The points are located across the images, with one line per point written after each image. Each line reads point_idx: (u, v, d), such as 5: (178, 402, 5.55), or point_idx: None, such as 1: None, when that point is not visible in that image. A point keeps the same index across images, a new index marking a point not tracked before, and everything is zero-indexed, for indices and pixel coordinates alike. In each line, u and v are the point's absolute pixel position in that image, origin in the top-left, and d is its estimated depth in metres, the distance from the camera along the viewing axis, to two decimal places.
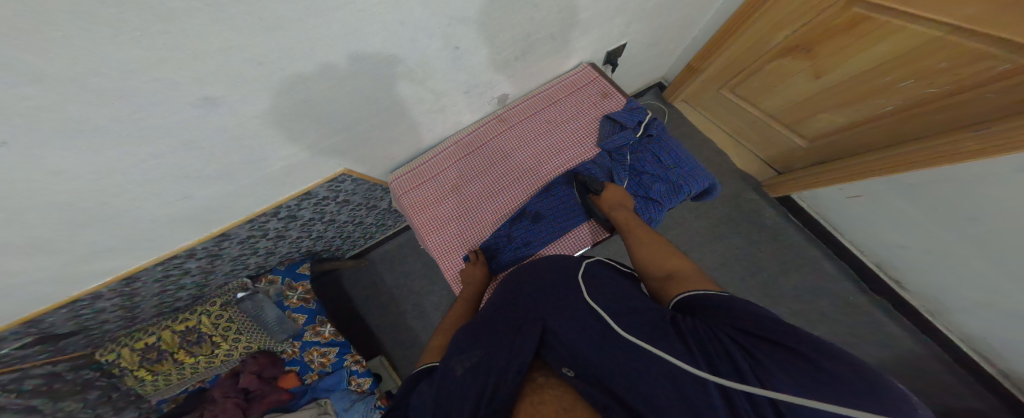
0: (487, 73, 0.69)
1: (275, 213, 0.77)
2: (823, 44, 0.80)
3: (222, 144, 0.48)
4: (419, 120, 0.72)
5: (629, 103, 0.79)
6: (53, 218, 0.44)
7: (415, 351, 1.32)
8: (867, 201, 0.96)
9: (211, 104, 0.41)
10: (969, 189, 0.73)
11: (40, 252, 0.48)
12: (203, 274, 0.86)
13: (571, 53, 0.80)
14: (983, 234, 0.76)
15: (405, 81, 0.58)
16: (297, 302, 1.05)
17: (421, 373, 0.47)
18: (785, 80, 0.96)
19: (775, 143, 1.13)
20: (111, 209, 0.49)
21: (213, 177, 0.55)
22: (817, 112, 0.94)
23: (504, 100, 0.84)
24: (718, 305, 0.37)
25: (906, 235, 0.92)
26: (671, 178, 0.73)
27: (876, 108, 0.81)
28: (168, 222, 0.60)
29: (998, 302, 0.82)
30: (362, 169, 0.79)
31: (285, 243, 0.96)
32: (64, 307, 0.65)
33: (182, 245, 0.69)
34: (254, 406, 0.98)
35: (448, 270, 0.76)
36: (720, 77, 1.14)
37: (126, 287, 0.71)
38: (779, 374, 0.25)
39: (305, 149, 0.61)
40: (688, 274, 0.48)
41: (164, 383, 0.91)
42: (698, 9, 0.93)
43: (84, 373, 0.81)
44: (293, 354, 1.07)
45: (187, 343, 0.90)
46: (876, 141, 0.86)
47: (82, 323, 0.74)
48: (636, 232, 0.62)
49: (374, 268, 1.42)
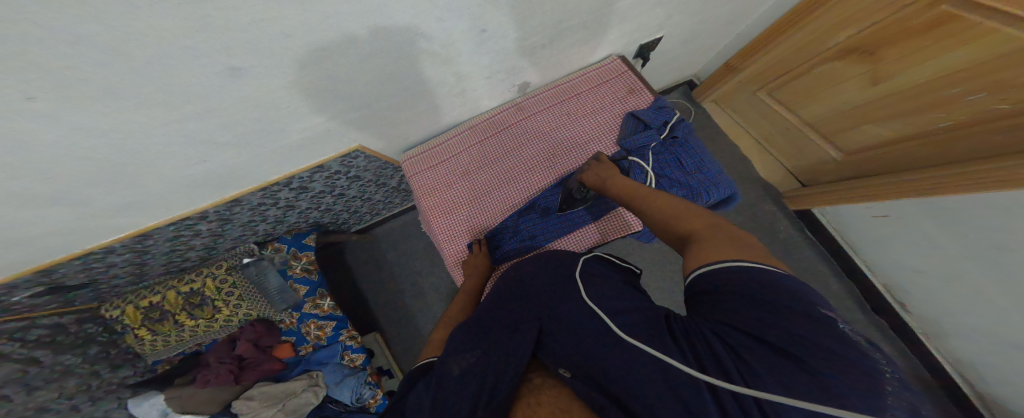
0: (515, 58, 0.67)
1: (287, 183, 0.77)
2: (893, 46, 0.74)
3: (246, 112, 0.48)
4: (439, 102, 0.71)
5: (656, 102, 0.76)
6: (75, 173, 0.45)
7: (412, 330, 1.35)
8: (891, 221, 0.93)
9: (236, 74, 0.40)
10: (1001, 223, 0.70)
11: (55, 205, 0.48)
12: (213, 237, 0.86)
13: (602, 43, 0.77)
14: (1007, 268, 0.73)
15: (430, 61, 0.56)
16: (301, 272, 1.08)
17: (418, 369, 0.47)
18: (837, 85, 0.90)
19: (807, 151, 1.10)
20: (132, 169, 0.49)
21: (231, 144, 0.54)
22: (863, 122, 0.90)
23: (525, 88, 0.82)
24: (708, 271, 0.34)
25: (925, 260, 0.90)
26: (690, 183, 0.71)
27: (931, 122, 0.76)
28: (185, 185, 0.60)
29: (1003, 340, 0.81)
30: (375, 146, 0.78)
31: (295, 213, 0.97)
32: (78, 258, 0.66)
33: (194, 208, 0.69)
34: (246, 374, 1.02)
35: (450, 255, 0.77)
36: (761, 78, 1.09)
37: (138, 243, 0.72)
38: (765, 374, 0.23)
39: (325, 121, 0.60)
40: (706, 234, 0.42)
41: (162, 344, 0.93)
42: (738, 8, 0.89)
43: (87, 327, 0.84)
44: (290, 325, 1.09)
45: (190, 306, 0.93)
46: (922, 158, 0.82)
47: (92, 276, 0.75)
48: (637, 197, 0.58)
49: (378, 244, 1.42)
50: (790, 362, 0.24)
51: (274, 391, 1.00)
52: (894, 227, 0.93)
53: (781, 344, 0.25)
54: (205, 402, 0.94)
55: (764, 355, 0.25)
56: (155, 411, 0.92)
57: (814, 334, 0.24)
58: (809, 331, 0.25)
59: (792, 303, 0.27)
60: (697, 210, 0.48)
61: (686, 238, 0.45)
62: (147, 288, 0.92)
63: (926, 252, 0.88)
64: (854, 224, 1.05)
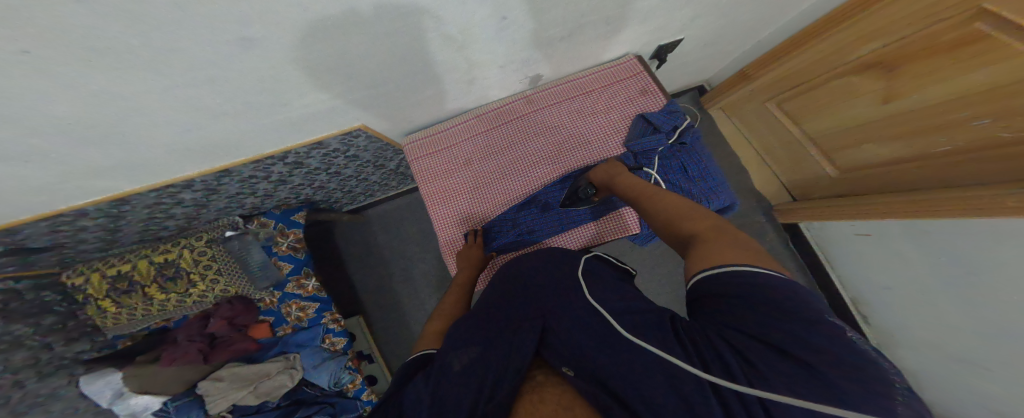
0: (525, 51, 0.65)
1: (282, 157, 0.74)
2: (911, 65, 0.71)
3: (252, 84, 0.46)
4: (447, 88, 0.69)
5: (669, 105, 0.75)
6: (58, 134, 0.42)
7: (400, 315, 1.35)
8: (873, 240, 0.98)
9: (247, 44, 0.38)
10: (972, 250, 0.75)
11: (30, 164, 0.45)
12: (197, 207, 0.84)
13: (619, 40, 0.76)
14: (966, 291, 0.79)
15: (440, 44, 0.54)
16: (286, 250, 1.05)
17: (414, 362, 0.47)
18: (844, 102, 0.89)
19: (806, 166, 1.11)
20: (121, 134, 0.47)
21: (232, 114, 0.52)
22: (863, 142, 0.89)
23: (537, 80, 0.81)
24: (713, 273, 0.34)
25: (897, 278, 0.95)
26: (694, 190, 0.72)
27: (931, 146, 0.75)
28: (176, 153, 0.57)
29: (947, 356, 0.89)
30: (379, 126, 0.76)
31: (286, 189, 0.94)
32: (44, 220, 0.63)
33: (179, 177, 0.66)
34: (216, 354, 1.01)
35: (447, 242, 0.79)
36: (770, 89, 1.08)
37: (114, 208, 0.69)
38: (770, 374, 0.24)
39: (330, 98, 0.57)
40: (711, 235, 0.43)
41: (126, 318, 0.91)
42: (758, 18, 0.88)
43: (45, 295, 0.82)
44: (269, 304, 1.06)
45: (162, 278, 0.90)
46: (914, 182, 0.83)
47: (57, 241, 0.73)
48: (642, 197, 0.59)
49: (369, 226, 1.40)
50: (792, 364, 0.24)
51: (246, 373, 1.00)
52: (875, 245, 0.98)
53: (783, 345, 0.25)
54: (168, 381, 0.94)
55: (766, 355, 0.25)
56: (108, 391, 0.90)
57: (814, 337, 0.25)
58: (809, 334, 0.25)
59: (789, 305, 0.28)
60: (701, 211, 0.50)
61: (690, 238, 0.46)
62: (114, 256, 0.89)
63: (899, 271, 0.94)
64: (836, 240, 1.10)
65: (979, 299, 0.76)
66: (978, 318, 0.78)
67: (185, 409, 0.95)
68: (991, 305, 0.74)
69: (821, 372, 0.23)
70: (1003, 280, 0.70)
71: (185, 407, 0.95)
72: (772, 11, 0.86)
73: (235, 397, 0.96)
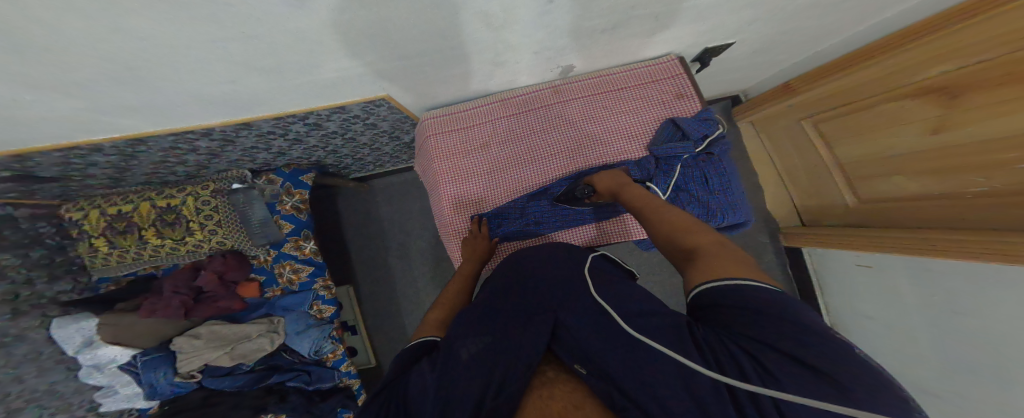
0: (565, 39, 0.58)
1: (304, 117, 0.71)
2: (973, 94, 0.64)
3: (286, 45, 0.42)
4: (475, 68, 0.64)
5: (704, 112, 0.73)
6: (89, 72, 0.40)
7: (395, 288, 1.38)
8: (873, 272, 0.99)
9: (300, 4, 0.34)
10: (963, 297, 0.76)
11: (53, 96, 0.43)
12: (209, 156, 0.83)
13: (663, 38, 0.67)
14: (948, 335, 0.81)
15: (486, 25, 0.47)
16: (290, 210, 1.06)
17: (415, 349, 0.48)
18: (884, 130, 0.84)
19: (825, 191, 1.10)
20: (147, 82, 0.45)
21: (265, 71, 0.49)
22: (890, 174, 0.87)
23: (568, 71, 0.76)
24: (719, 287, 0.35)
25: (884, 312, 0.98)
26: (710, 203, 0.72)
27: (964, 185, 0.72)
28: (198, 104, 0.56)
29: (910, 390, 0.93)
30: (403, 99, 0.72)
31: (300, 149, 0.93)
32: (57, 151, 0.62)
33: (200, 124, 0.64)
34: (198, 310, 1.00)
35: (453, 222, 0.80)
36: (807, 107, 1.03)
37: (129, 148, 0.68)
38: (783, 377, 0.25)
39: (362, 65, 0.53)
40: (712, 250, 0.43)
41: (116, 260, 0.93)
42: (816, 32, 0.80)
43: (38, 226, 0.84)
44: (262, 262, 1.08)
45: (160, 223, 0.92)
46: (936, 220, 0.80)
47: (65, 173, 0.74)
48: (647, 205, 0.59)
49: (373, 195, 1.41)
50: (805, 370, 0.25)
51: (223, 333, 1.01)
52: (873, 278, 0.99)
53: (799, 355, 0.26)
54: (140, 335, 0.93)
55: (781, 363, 0.26)
56: (78, 337, 0.88)
57: (828, 349, 0.26)
58: (821, 344, 0.26)
59: (803, 320, 0.29)
60: (701, 226, 0.50)
61: (689, 251, 0.46)
62: (116, 195, 0.91)
63: (889, 305, 0.96)
64: (836, 267, 1.12)
65: (959, 342, 0.79)
66: (952, 360, 0.81)
67: (154, 365, 0.93)
68: (967, 353, 0.77)
69: (835, 381, 0.24)
70: (983, 324, 0.72)
71: (153, 363, 0.94)
72: (834, 25, 0.78)
73: (209, 356, 0.96)
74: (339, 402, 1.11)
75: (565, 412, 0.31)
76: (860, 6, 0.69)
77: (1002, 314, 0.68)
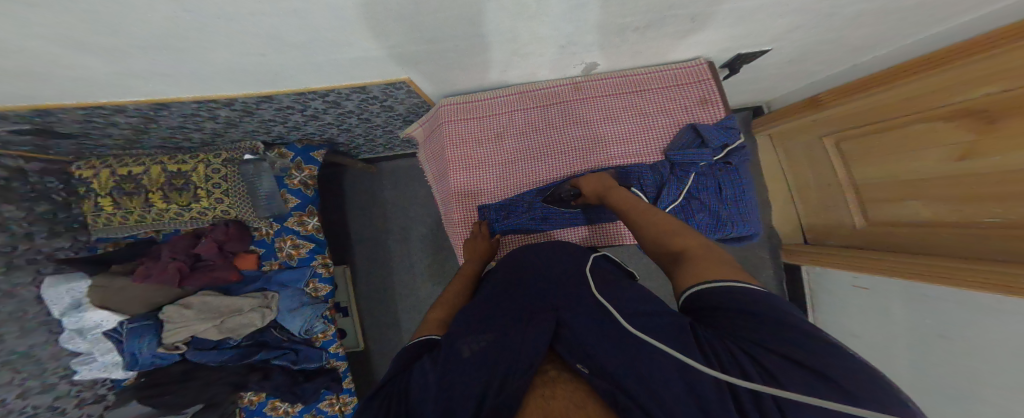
0: (596, 34, 0.57)
1: (324, 94, 0.71)
2: (1007, 123, 0.62)
3: (315, 20, 0.41)
4: (499, 58, 0.63)
5: (727, 120, 0.72)
6: (118, 36, 0.40)
7: (395, 271, 1.39)
8: (869, 294, 1.01)
9: None
10: (950, 324, 0.78)
11: (85, 56, 0.44)
12: (228, 125, 0.83)
13: (695, 40, 0.66)
14: (926, 359, 0.84)
15: (519, 15, 0.46)
16: (297, 185, 1.07)
17: (415, 347, 0.49)
18: (904, 153, 0.84)
19: (834, 210, 1.10)
20: (172, 51, 0.45)
21: (294, 46, 0.47)
22: (903, 198, 0.87)
23: (591, 69, 0.75)
24: (709, 291, 0.37)
25: (872, 333, 1.00)
26: (721, 213, 0.73)
27: (977, 214, 0.71)
28: (222, 74, 0.55)
29: None
30: (422, 83, 0.71)
31: (315, 124, 0.92)
32: (77, 109, 0.63)
33: (227, 94, 0.64)
34: (192, 279, 1.00)
35: (460, 210, 0.81)
36: (832, 124, 1.01)
37: (151, 111, 0.68)
38: (781, 375, 0.26)
39: (388, 47, 0.52)
40: (698, 253, 0.46)
41: (117, 220, 0.95)
42: (845, 46, 0.79)
43: (47, 181, 0.89)
44: (263, 235, 1.10)
45: (170, 187, 0.92)
46: (941, 246, 0.81)
47: (85, 130, 0.75)
48: (630, 210, 0.60)
49: (380, 177, 1.41)
50: (806, 371, 0.26)
51: (214, 305, 1.01)
52: (868, 300, 1.01)
53: (800, 358, 0.27)
54: (133, 301, 0.96)
55: (781, 364, 0.27)
56: (67, 298, 0.92)
57: (832, 356, 0.27)
58: (819, 348, 0.28)
59: (807, 330, 0.30)
60: (684, 228, 0.53)
61: (676, 255, 0.49)
62: (128, 156, 0.93)
63: (880, 327, 0.97)
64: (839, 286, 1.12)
65: (941, 371, 0.80)
66: (928, 384, 0.83)
67: (138, 333, 0.94)
68: (943, 378, 0.80)
69: (842, 389, 0.24)
70: (967, 353, 0.74)
71: (139, 330, 0.95)
72: (867, 40, 0.77)
73: (196, 328, 0.97)
74: (323, 383, 1.11)
75: (567, 412, 0.31)
76: (896, 23, 0.68)
77: (989, 345, 0.69)
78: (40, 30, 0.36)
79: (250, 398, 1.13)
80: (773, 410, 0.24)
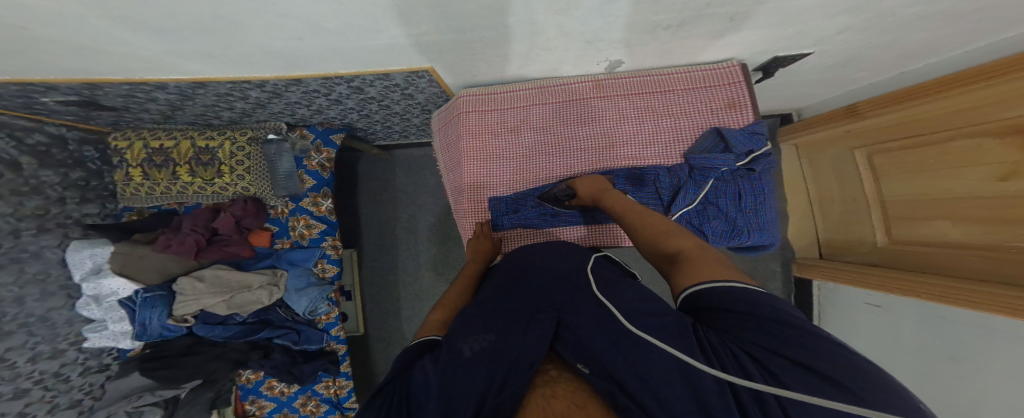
0: (623, 31, 0.56)
1: (349, 80, 0.72)
2: None
3: (353, 7, 0.41)
4: (525, 50, 0.62)
5: (752, 125, 0.71)
6: (165, 18, 0.41)
7: (405, 258, 1.42)
8: (882, 313, 0.98)
9: None
10: (960, 351, 0.76)
11: (136, 36, 0.46)
12: (256, 105, 0.85)
13: (730, 40, 0.63)
14: (931, 386, 0.82)
15: (552, 9, 0.45)
16: (315, 166, 1.11)
17: (416, 347, 0.50)
18: (940, 171, 0.80)
19: (857, 226, 1.07)
20: (208, 34, 0.47)
21: (329, 31, 0.48)
22: (933, 217, 0.83)
23: (615, 66, 0.73)
24: (709, 292, 0.38)
25: (879, 353, 0.98)
26: (737, 220, 0.72)
27: (1010, 239, 0.68)
28: (253, 57, 0.56)
29: None
30: (444, 73, 0.71)
31: (337, 109, 0.93)
32: (119, 85, 0.66)
33: (259, 76, 0.66)
34: (208, 251, 1.03)
35: (472, 200, 0.82)
36: (867, 135, 0.98)
37: (190, 89, 0.70)
38: (786, 376, 0.26)
39: (417, 36, 0.52)
40: (694, 253, 0.47)
41: (144, 191, 0.99)
42: (891, 53, 0.75)
43: (83, 150, 0.98)
44: (279, 214, 1.13)
45: (197, 162, 0.96)
46: (965, 270, 0.78)
47: (124, 104, 0.77)
48: (626, 210, 0.62)
49: (394, 164, 1.43)
50: (811, 374, 0.26)
51: (226, 280, 1.05)
52: (880, 320, 0.99)
53: (805, 360, 0.27)
54: (151, 269, 1.00)
55: (786, 366, 0.27)
56: (89, 263, 0.96)
57: (839, 356, 0.27)
58: (823, 349, 0.28)
59: (813, 332, 0.30)
60: (681, 230, 0.54)
61: (671, 255, 0.50)
62: (162, 130, 0.97)
63: (889, 351, 0.95)
64: (846, 301, 1.12)
65: (947, 401, 0.77)
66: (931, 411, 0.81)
67: (151, 303, 0.99)
68: (948, 406, 0.77)
69: (849, 389, 0.24)
70: (974, 383, 0.72)
71: (152, 301, 0.99)
72: (919, 46, 0.72)
73: (207, 302, 1.01)
74: (322, 365, 1.15)
75: (566, 410, 0.31)
76: (950, 31, 0.64)
77: (1001, 377, 0.66)
78: (100, 8, 0.38)
79: (248, 376, 1.18)
80: (776, 411, 0.24)
